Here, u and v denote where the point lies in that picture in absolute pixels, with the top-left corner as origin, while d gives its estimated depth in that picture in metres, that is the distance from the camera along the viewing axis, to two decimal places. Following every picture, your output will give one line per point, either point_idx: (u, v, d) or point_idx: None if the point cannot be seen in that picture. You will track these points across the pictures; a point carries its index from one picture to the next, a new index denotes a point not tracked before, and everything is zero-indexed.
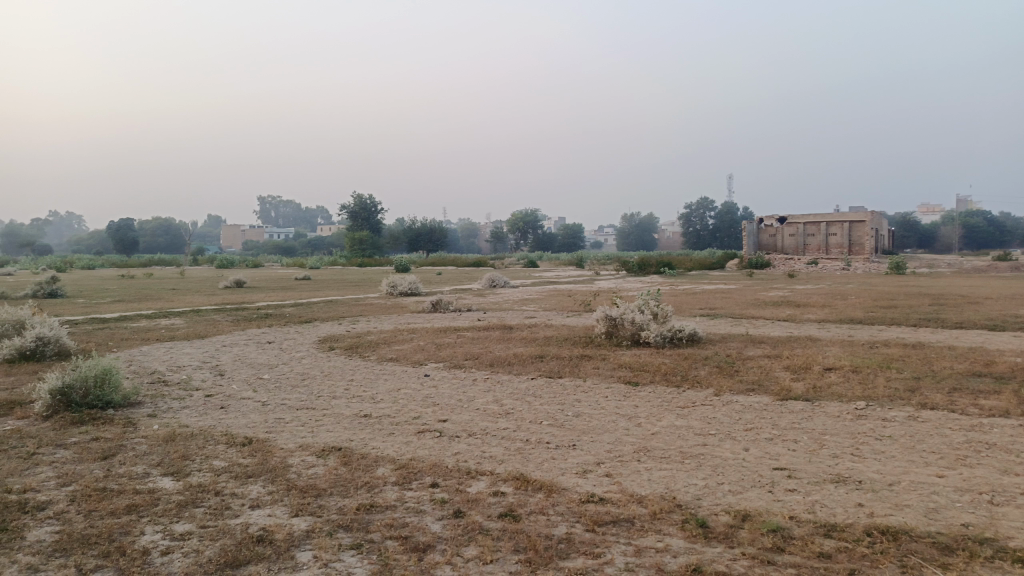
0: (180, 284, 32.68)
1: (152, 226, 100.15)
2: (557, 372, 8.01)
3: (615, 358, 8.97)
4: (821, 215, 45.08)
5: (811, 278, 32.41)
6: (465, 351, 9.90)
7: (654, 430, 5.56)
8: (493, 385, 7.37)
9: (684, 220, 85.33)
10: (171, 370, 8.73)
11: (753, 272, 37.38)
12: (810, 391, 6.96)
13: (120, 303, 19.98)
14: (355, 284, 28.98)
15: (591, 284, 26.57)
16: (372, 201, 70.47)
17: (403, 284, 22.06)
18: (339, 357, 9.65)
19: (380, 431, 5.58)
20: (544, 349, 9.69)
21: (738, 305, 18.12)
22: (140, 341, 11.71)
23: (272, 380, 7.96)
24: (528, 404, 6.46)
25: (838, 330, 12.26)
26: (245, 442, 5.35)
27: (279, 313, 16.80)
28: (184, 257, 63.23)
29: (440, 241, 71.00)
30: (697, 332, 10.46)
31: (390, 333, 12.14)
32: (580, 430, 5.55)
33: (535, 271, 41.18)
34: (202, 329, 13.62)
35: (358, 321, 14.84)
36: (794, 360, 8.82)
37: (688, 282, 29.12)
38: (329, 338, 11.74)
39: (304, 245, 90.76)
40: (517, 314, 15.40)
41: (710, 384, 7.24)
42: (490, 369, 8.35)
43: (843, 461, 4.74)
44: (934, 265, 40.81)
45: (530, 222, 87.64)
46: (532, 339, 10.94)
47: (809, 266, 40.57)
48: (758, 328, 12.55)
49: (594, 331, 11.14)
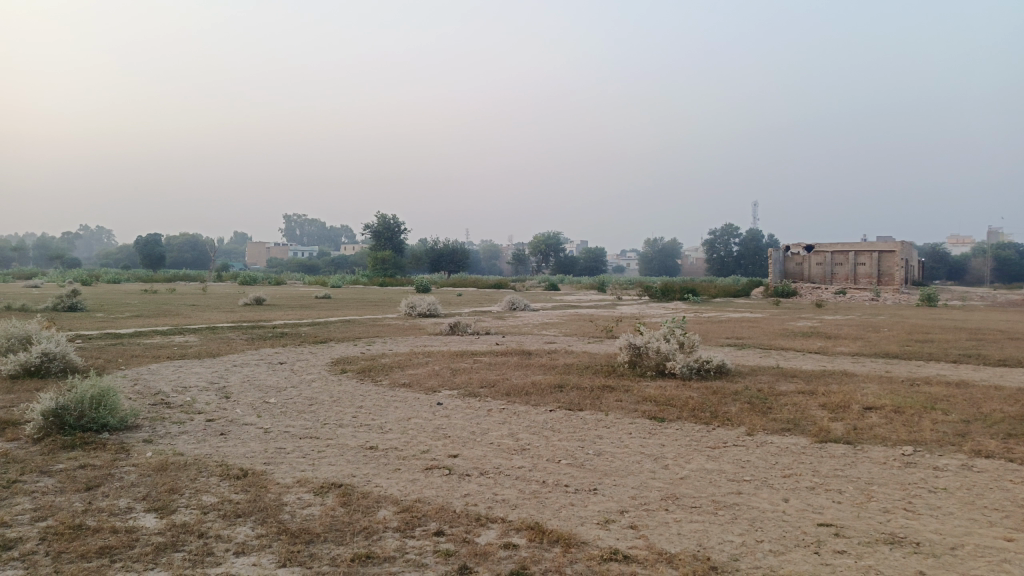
0: (200, 299, 32.73)
1: (179, 242, 101.35)
2: (577, 404, 7.56)
3: (639, 390, 8.51)
4: (849, 244, 44.24)
5: (839, 309, 31.59)
6: (482, 377, 9.49)
7: (683, 474, 5.10)
8: (508, 417, 6.94)
9: (708, 246, 84.49)
10: (176, 390, 8.41)
11: (779, 301, 36.65)
12: (850, 433, 6.45)
13: (138, 319, 19.88)
14: (374, 304, 28.75)
15: (614, 310, 26.10)
16: (395, 222, 70.68)
17: (422, 306, 21.75)
18: (350, 381, 9.30)
19: (385, 467, 5.18)
20: (564, 378, 9.26)
21: (766, 334, 17.55)
22: (151, 358, 11.46)
23: (278, 404, 7.61)
24: (545, 439, 6.03)
25: (874, 365, 11.67)
26: (241, 475, 4.97)
27: (294, 332, 16.52)
28: (208, 274, 63.64)
29: (462, 262, 70.91)
30: (725, 363, 9.97)
31: (405, 356, 11.77)
32: (601, 471, 5.10)
33: (557, 294, 40.75)
34: (215, 347, 13.38)
35: (374, 342, 14.52)
36: (829, 397, 8.30)
37: (713, 310, 28.49)
38: (343, 361, 11.40)
39: (327, 264, 91.23)
40: (537, 339, 14.97)
41: (741, 422, 6.75)
42: (506, 398, 7.93)
43: (895, 518, 4.24)
44: (966, 297, 39.71)
45: (552, 246, 87.38)
46: (552, 366, 10.50)
47: (837, 295, 39.70)
48: (788, 360, 12.01)
49: (617, 360, 10.68)
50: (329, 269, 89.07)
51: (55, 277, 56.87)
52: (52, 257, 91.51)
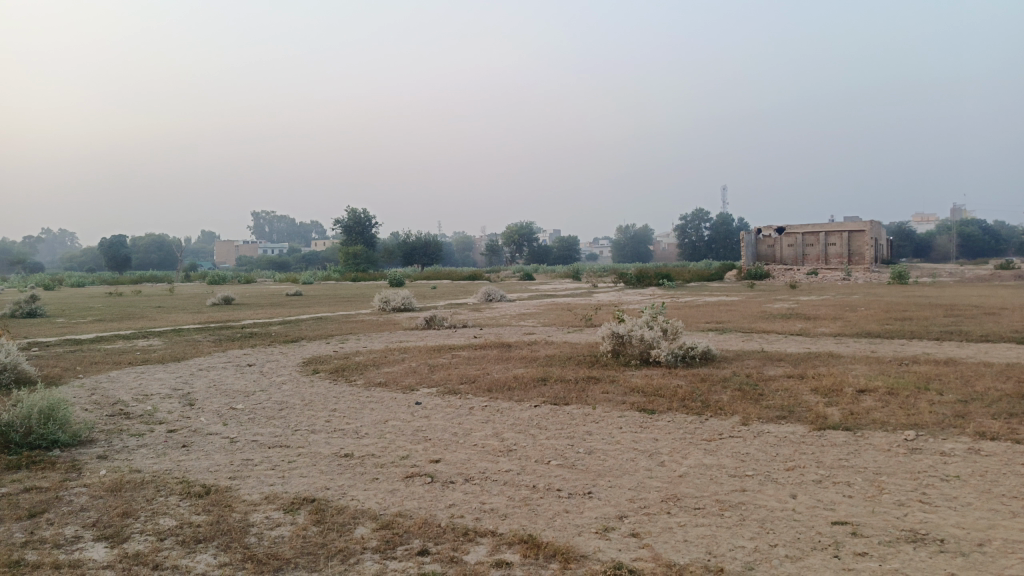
0: (168, 301, 31.92)
1: (144, 242, 99.22)
2: (563, 398, 7.22)
3: (625, 380, 8.21)
4: (820, 225, 44.52)
5: (813, 289, 31.68)
6: (461, 373, 9.12)
7: (681, 471, 4.78)
8: (491, 415, 6.57)
9: (679, 231, 84.77)
10: (136, 399, 7.91)
11: (754, 283, 36.75)
12: (848, 419, 6.19)
13: (101, 323, 19.15)
14: (347, 299, 28.17)
15: (590, 298, 25.85)
16: (366, 215, 69.84)
17: (396, 300, 21.29)
18: (323, 382, 8.87)
19: (362, 476, 4.79)
20: (547, 370, 8.92)
21: (745, 318, 17.39)
22: (112, 365, 10.89)
23: (245, 411, 7.16)
24: (532, 438, 5.68)
25: (858, 345, 11.50)
26: (203, 493, 4.54)
27: (264, 332, 15.96)
28: (175, 274, 62.27)
29: (435, 254, 70.28)
30: (711, 349, 9.70)
31: (380, 353, 11.34)
32: (595, 472, 4.77)
33: (531, 283, 40.46)
34: (181, 350, 12.82)
35: (348, 339, 14.05)
36: (820, 381, 8.06)
37: (689, 295, 28.38)
38: (315, 360, 10.95)
39: (299, 261, 89.99)
40: (515, 330, 14.63)
41: (735, 412, 6.46)
42: (488, 395, 7.57)
43: (913, 512, 3.96)
44: (936, 274, 40.15)
45: (525, 235, 87.04)
46: (533, 358, 10.16)
47: (810, 276, 39.92)
48: (771, 344, 11.79)
49: (599, 349, 10.37)
50: (300, 265, 87.81)
51: (15, 282, 55.16)
52: (13, 262, 89.11)
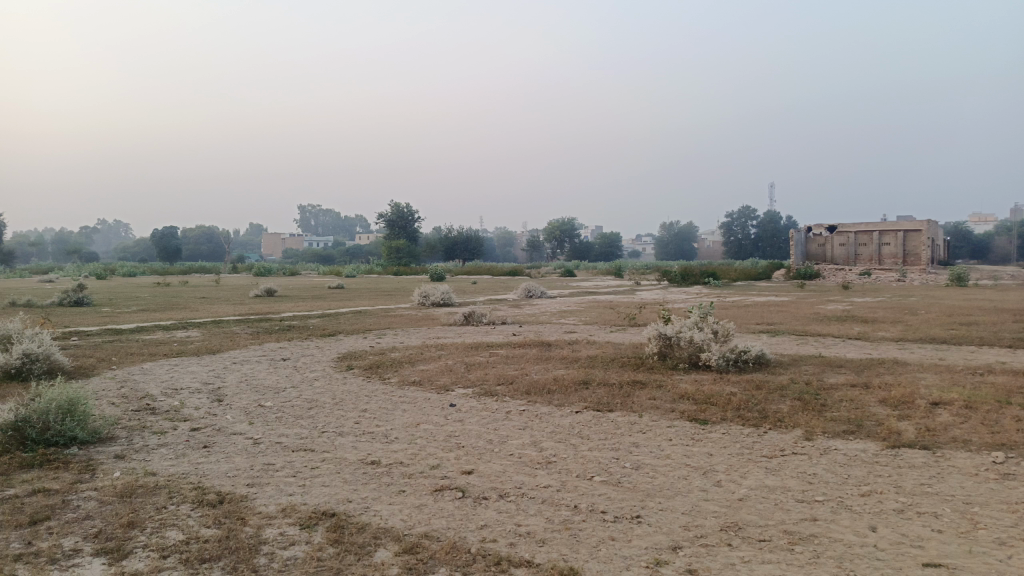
0: (212, 292, 32.31)
1: (195, 234, 101.62)
2: (607, 404, 6.74)
3: (673, 385, 7.68)
4: (873, 224, 42.95)
5: (867, 291, 30.47)
6: (498, 373, 8.70)
7: (741, 494, 4.27)
8: (530, 421, 6.13)
9: (725, 229, 83.16)
10: (164, 393, 7.68)
11: (803, 283, 35.61)
12: (926, 436, 5.58)
13: (145, 313, 19.26)
14: (386, 293, 28.04)
15: (633, 295, 25.23)
16: (409, 210, 70.11)
17: (435, 295, 21.01)
18: (356, 379, 8.55)
19: (388, 488, 4.39)
20: (589, 372, 8.45)
21: (797, 319, 16.61)
22: (147, 356, 10.77)
23: (273, 409, 6.85)
24: (573, 450, 5.22)
25: (923, 352, 10.74)
26: (216, 502, 4.19)
27: (302, 325, 15.78)
28: (222, 266, 63.47)
29: (477, 249, 70.10)
30: (765, 354, 9.10)
31: (416, 350, 11.00)
32: (644, 492, 4.29)
33: (572, 280, 40.00)
34: (217, 342, 12.69)
35: (384, 335, 13.76)
36: (887, 391, 7.42)
37: (736, 294, 27.47)
38: (350, 355, 10.66)
39: (342, 254, 91.05)
40: (555, 329, 14.16)
41: (796, 426, 5.90)
42: (526, 398, 7.13)
43: (1020, 554, 3.39)
44: (997, 277, 38.33)
45: (567, 232, 86.48)
46: (574, 359, 9.69)
47: (862, 277, 38.53)
48: (828, 349, 11.10)
49: (645, 351, 9.84)
50: (343, 259, 88.51)
51: (71, 271, 56.77)
52: (69, 252, 92.13)
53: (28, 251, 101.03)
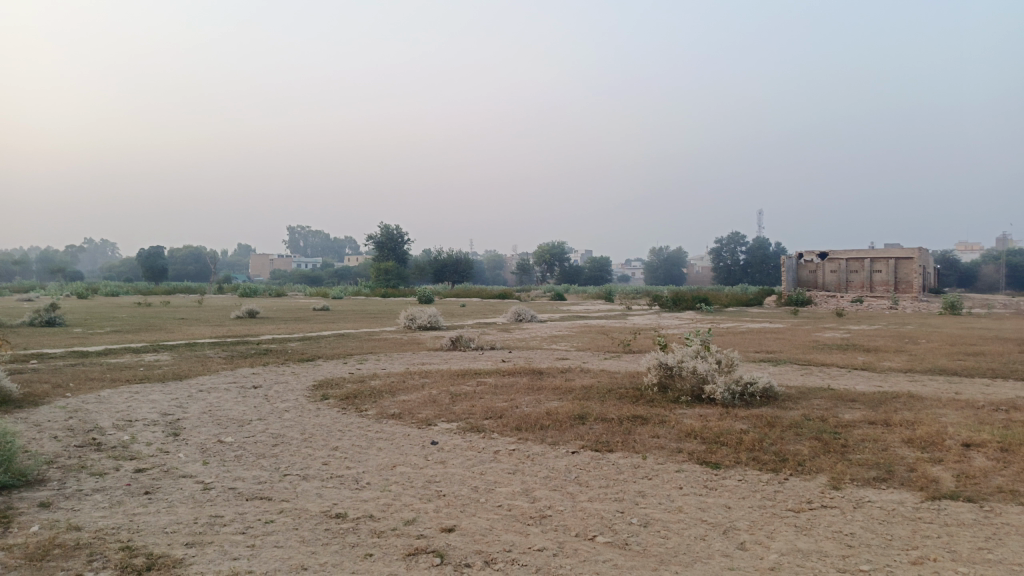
0: (194, 312, 31.46)
1: (182, 254, 100.56)
2: (606, 442, 6.07)
3: (676, 422, 7.02)
4: (864, 252, 42.71)
5: (861, 318, 29.99)
6: (486, 405, 8.02)
7: (772, 562, 3.60)
8: (520, 463, 5.44)
9: (714, 254, 83.08)
10: (116, 426, 6.92)
11: (796, 309, 35.14)
12: (968, 486, 4.94)
13: (118, 334, 18.46)
14: (372, 316, 27.30)
15: (625, 321, 24.62)
16: (398, 232, 69.52)
17: (422, 318, 20.31)
18: (331, 410, 7.85)
19: (353, 551, 3.70)
20: (585, 405, 7.79)
21: (796, 347, 16.03)
22: (107, 382, 9.99)
23: (234, 446, 6.13)
24: (570, 500, 4.54)
25: (935, 385, 10.15)
26: (141, 569, 3.46)
27: (280, 349, 15.04)
28: (207, 286, 62.53)
29: (466, 272, 69.46)
30: (772, 386, 8.49)
31: (398, 377, 10.31)
32: (656, 557, 3.63)
33: (563, 304, 39.34)
34: (187, 367, 11.91)
35: (366, 360, 13.04)
36: (911, 430, 6.79)
37: (729, 320, 26.94)
38: (327, 383, 9.93)
39: (331, 275, 90.17)
40: (546, 355, 13.49)
41: (819, 472, 5.24)
42: (515, 434, 6.44)
43: None
44: (990, 305, 38.02)
45: (556, 256, 86.14)
46: (568, 390, 9.02)
47: (854, 304, 38.15)
48: (835, 380, 10.49)
49: (643, 381, 9.20)
50: (331, 281, 87.49)
51: (54, 290, 55.69)
52: (53, 270, 90.78)
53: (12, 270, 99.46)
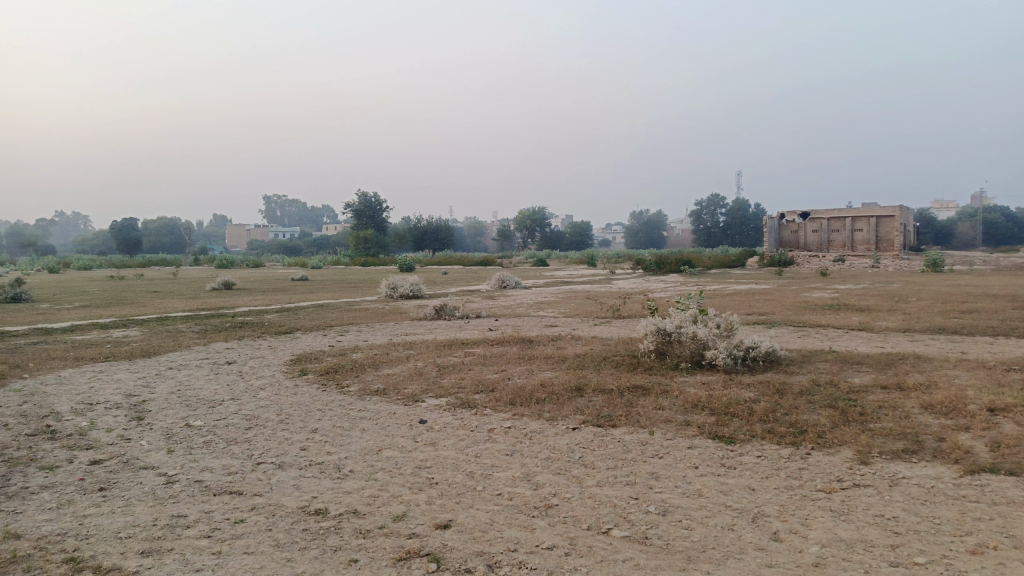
0: (169, 285, 30.63)
1: (156, 226, 98.47)
2: (608, 417, 5.61)
3: (680, 392, 6.59)
4: (846, 211, 42.53)
5: (844, 278, 29.82)
6: (476, 377, 7.54)
7: (814, 556, 3.16)
8: (518, 443, 4.97)
9: (695, 217, 82.86)
10: (74, 410, 6.33)
11: (779, 270, 34.96)
12: (1006, 456, 4.55)
13: (86, 309, 17.70)
14: (353, 285, 26.67)
15: (610, 285, 24.25)
16: (377, 199, 68.40)
17: (403, 286, 19.74)
18: (311, 387, 7.32)
19: (335, 556, 3.21)
20: (581, 375, 7.33)
21: (787, 308, 15.69)
22: (70, 361, 9.35)
23: (203, 431, 5.59)
24: (577, 485, 4.08)
25: (938, 345, 9.81)
26: None
27: (257, 321, 14.42)
28: (184, 258, 61.26)
29: (446, 239, 68.62)
30: (775, 350, 8.10)
31: (381, 349, 9.80)
32: (682, 554, 3.19)
33: (546, 269, 38.90)
34: (158, 343, 11.29)
35: (347, 332, 12.50)
36: (927, 394, 6.41)
37: (714, 282, 26.63)
38: (306, 357, 9.37)
39: (310, 244, 88.96)
40: (534, 322, 13.01)
41: (843, 446, 4.84)
42: (509, 410, 5.97)
43: None
44: (971, 262, 38.12)
45: (537, 221, 85.46)
46: (561, 359, 8.57)
47: (837, 264, 38.05)
48: (834, 342, 10.13)
49: (639, 348, 8.76)
50: (310, 250, 86.36)
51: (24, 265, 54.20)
52: (23, 244, 88.65)
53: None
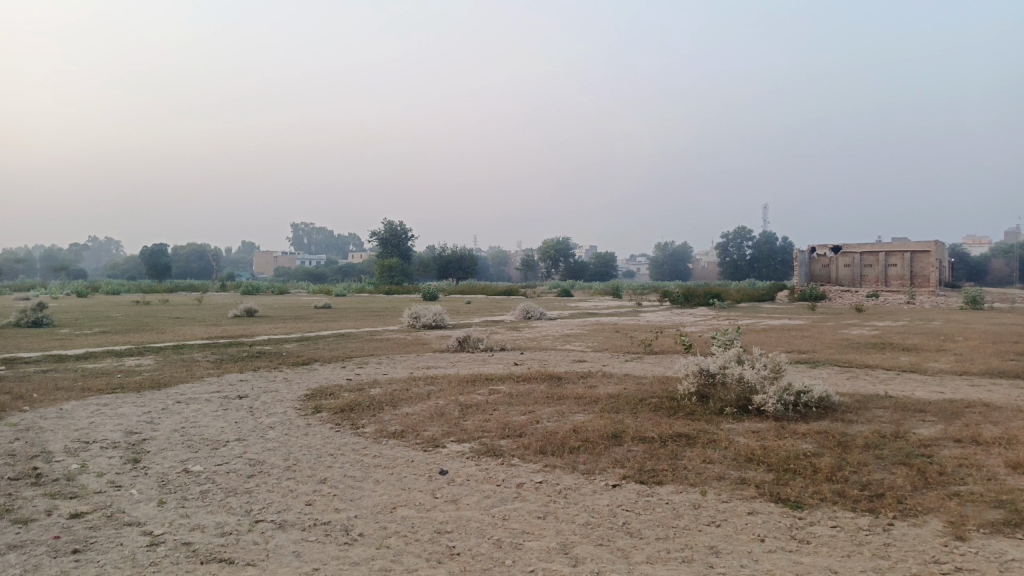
0: (193, 311, 30.44)
1: (185, 252, 99.53)
2: (652, 472, 4.99)
3: (729, 443, 5.93)
4: (879, 245, 41.48)
5: (880, 314, 28.79)
6: (502, 420, 6.95)
7: None
8: (552, 503, 4.36)
9: (722, 249, 81.87)
10: (66, 450, 5.83)
11: (812, 304, 33.95)
12: None
13: (104, 336, 17.40)
14: (376, 313, 26.25)
15: (638, 318, 23.55)
16: (402, 228, 68.45)
17: (426, 316, 19.25)
18: (323, 427, 6.77)
19: None
20: (617, 420, 6.70)
21: (827, 346, 14.90)
22: (76, 392, 8.91)
23: (201, 479, 5.04)
24: (624, 562, 3.46)
25: (1002, 390, 9.03)
26: None
27: (275, 351, 13.97)
28: (210, 283, 61.52)
29: (470, 269, 68.27)
30: (828, 395, 7.44)
31: (401, 384, 9.25)
32: None
33: (571, 300, 38.28)
34: (170, 373, 10.83)
35: (367, 364, 11.97)
36: (1010, 450, 5.70)
37: (745, 316, 25.80)
38: (321, 392, 8.83)
39: (335, 272, 89.27)
40: (561, 357, 12.38)
41: (929, 515, 4.16)
42: (540, 461, 5.36)
43: None
44: (1011, 299, 36.77)
45: (562, 251, 84.97)
46: (593, 400, 7.94)
47: (871, 299, 36.93)
48: (888, 385, 9.38)
49: (678, 389, 8.11)
50: (335, 278, 86.68)
51: (55, 288, 54.81)
52: (57, 268, 90.04)
53: (15, 269, 98.57)
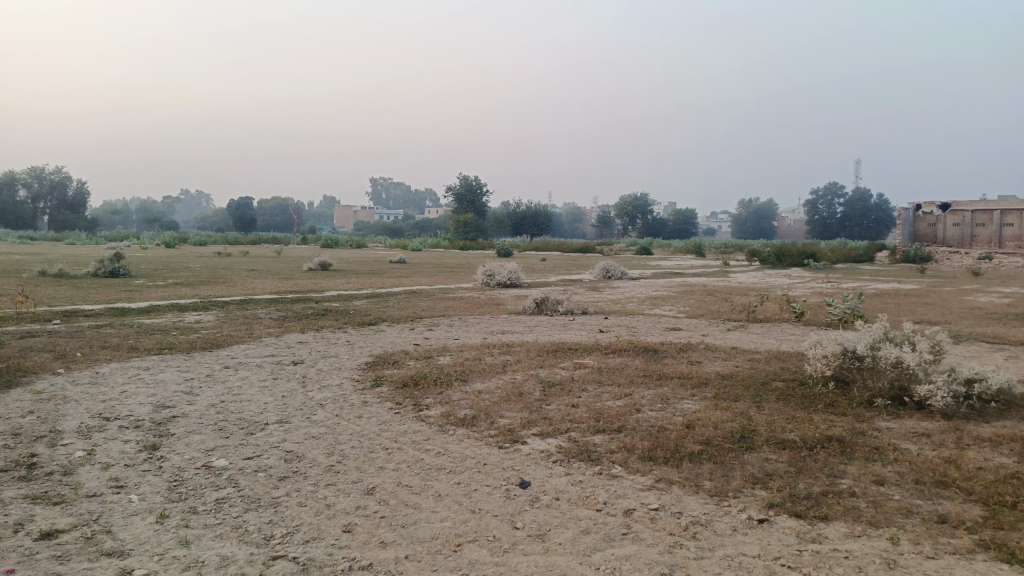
0: (271, 263, 30.31)
1: (268, 206, 101.66)
2: (811, 503, 3.64)
3: (899, 455, 4.49)
4: (995, 203, 37.63)
5: (1001, 279, 25.88)
6: (595, 406, 5.67)
7: None
8: (679, 550, 3.09)
9: (810, 207, 77.45)
10: (79, 430, 4.91)
11: (918, 267, 31.07)
12: None
13: (174, 288, 17.01)
14: (451, 270, 25.26)
15: (728, 279, 21.74)
16: (478, 183, 67.40)
17: (501, 274, 18.10)
18: (381, 408, 5.66)
19: None
20: (741, 414, 5.31)
21: (957, 315, 12.91)
22: (123, 352, 8.15)
23: (222, 481, 4.00)
24: None
25: None
26: None
27: (343, 309, 13.09)
28: (291, 236, 62.22)
29: (545, 225, 66.80)
30: (1009, 385, 5.85)
31: (473, 353, 8.12)
32: None
33: (653, 258, 36.45)
34: (228, 332, 10.04)
35: (437, 326, 10.91)
36: None
37: (848, 278, 23.45)
38: (383, 361, 7.76)
39: (412, 226, 89.32)
40: (652, 324, 10.99)
41: None
42: (652, 471, 4.09)
43: None
44: None
45: (640, 207, 82.26)
46: (702, 381, 6.57)
47: (984, 261, 33.57)
48: None
49: (807, 370, 6.64)
50: (411, 233, 87.00)
51: (145, 239, 56.38)
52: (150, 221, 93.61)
53: (113, 220, 103.04)
